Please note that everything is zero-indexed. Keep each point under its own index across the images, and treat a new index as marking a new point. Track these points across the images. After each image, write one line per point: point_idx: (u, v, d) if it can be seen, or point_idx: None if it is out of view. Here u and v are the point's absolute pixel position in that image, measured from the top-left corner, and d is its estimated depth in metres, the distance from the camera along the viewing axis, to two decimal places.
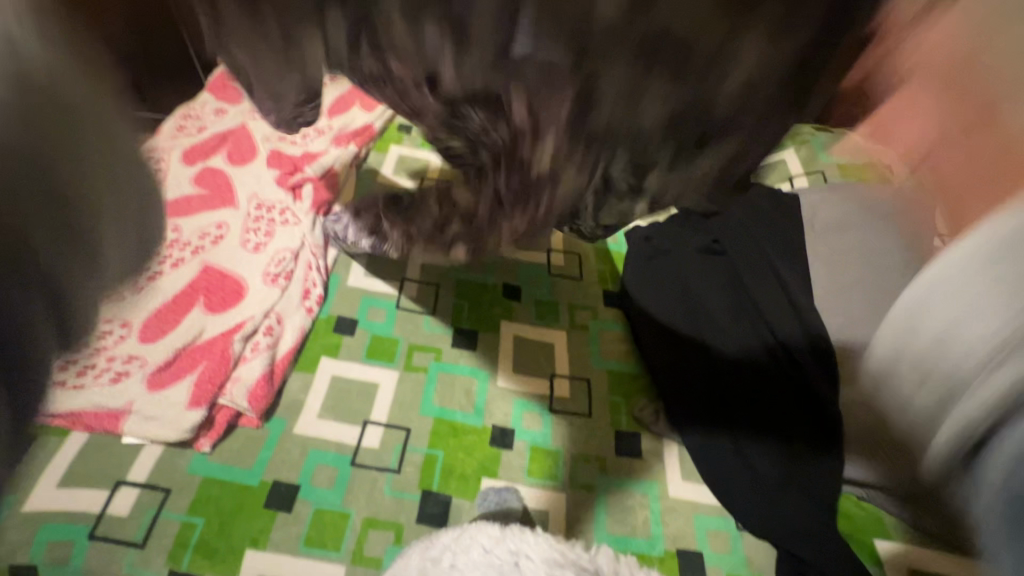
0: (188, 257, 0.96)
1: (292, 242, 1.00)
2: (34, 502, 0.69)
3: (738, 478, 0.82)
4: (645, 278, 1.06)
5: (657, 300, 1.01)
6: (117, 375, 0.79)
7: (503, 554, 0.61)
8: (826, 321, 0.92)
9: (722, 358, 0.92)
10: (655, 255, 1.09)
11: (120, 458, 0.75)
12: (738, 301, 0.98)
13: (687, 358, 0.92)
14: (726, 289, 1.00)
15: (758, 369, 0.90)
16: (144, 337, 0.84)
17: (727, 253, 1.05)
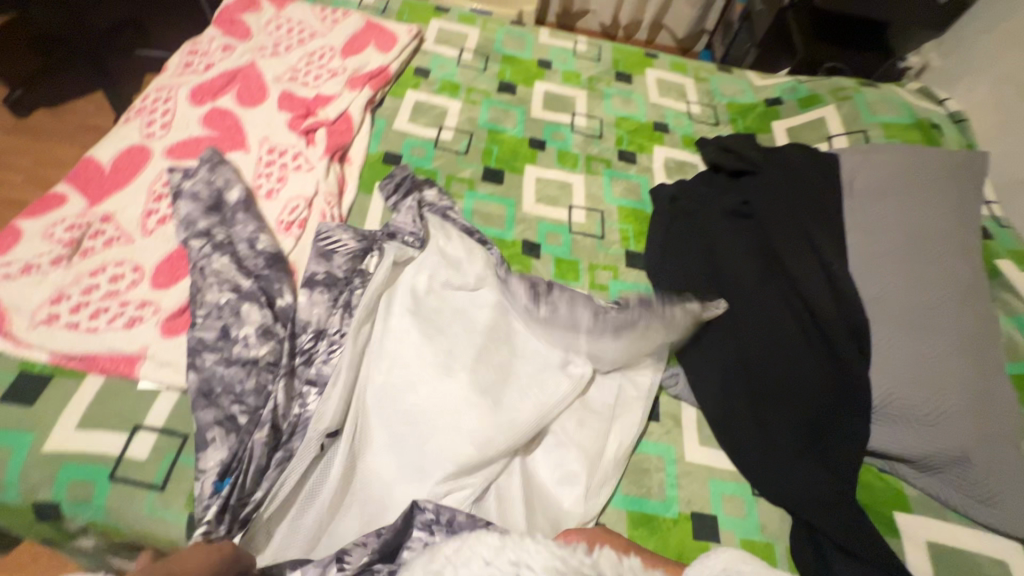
0: None
1: (305, 189, 0.97)
2: (55, 443, 0.70)
3: (763, 450, 0.79)
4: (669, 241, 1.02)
5: (681, 262, 0.98)
6: (132, 320, 0.79)
7: (504, 564, 0.54)
8: (858, 289, 0.88)
9: (749, 322, 0.88)
10: (679, 216, 1.05)
11: (137, 402, 0.74)
12: (767, 265, 0.95)
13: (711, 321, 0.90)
14: (755, 252, 0.96)
15: (788, 334, 0.86)
16: (158, 282, 0.83)
17: (755, 216, 1.01)
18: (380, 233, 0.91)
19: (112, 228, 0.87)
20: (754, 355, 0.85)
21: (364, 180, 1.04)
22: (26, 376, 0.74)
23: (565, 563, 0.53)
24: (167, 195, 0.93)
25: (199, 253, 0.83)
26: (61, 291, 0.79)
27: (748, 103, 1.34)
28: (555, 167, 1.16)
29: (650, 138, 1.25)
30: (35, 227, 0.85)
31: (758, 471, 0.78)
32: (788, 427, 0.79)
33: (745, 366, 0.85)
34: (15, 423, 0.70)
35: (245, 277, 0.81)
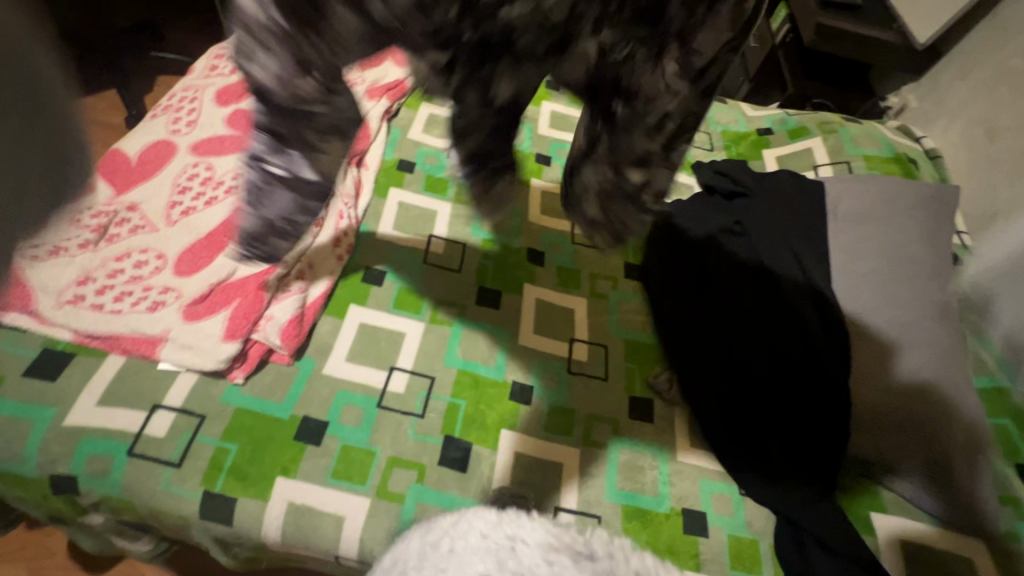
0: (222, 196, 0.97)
1: None
2: (75, 417, 0.72)
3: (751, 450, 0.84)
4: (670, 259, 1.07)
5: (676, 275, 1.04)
6: (154, 304, 0.82)
7: (499, 537, 0.56)
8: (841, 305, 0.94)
9: (740, 332, 0.94)
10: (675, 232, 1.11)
11: (157, 383, 0.77)
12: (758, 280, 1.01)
13: (702, 332, 0.96)
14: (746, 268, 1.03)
15: (777, 345, 0.92)
16: (180, 270, 0.87)
17: (748, 234, 1.07)
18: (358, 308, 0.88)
19: (137, 217, 0.91)
20: (747, 367, 0.91)
21: (379, 185, 1.09)
22: (49, 353, 0.76)
23: (557, 539, 0.55)
24: (191, 189, 0.97)
25: None
26: (87, 273, 0.82)
27: (740, 132, 1.43)
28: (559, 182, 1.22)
29: None
30: None
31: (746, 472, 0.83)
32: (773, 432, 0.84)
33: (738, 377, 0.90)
34: (37, 397, 0.73)
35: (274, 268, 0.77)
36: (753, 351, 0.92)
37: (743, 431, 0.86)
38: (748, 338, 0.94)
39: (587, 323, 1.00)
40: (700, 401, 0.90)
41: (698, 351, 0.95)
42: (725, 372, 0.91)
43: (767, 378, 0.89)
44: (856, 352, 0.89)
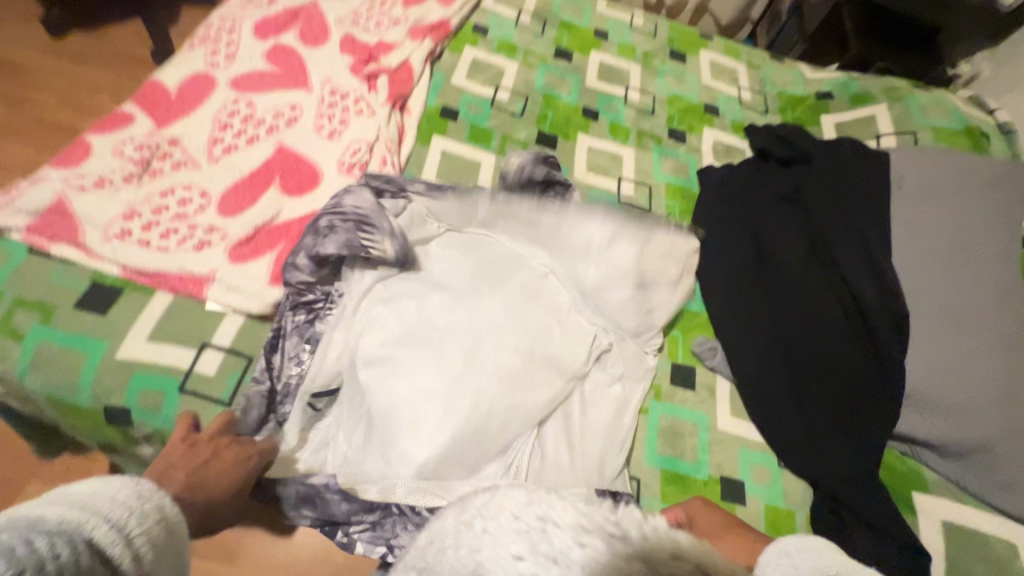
0: (263, 135, 0.94)
1: (368, 135, 0.98)
2: (127, 351, 0.72)
3: (798, 426, 0.83)
4: (721, 227, 1.03)
5: (727, 241, 1.02)
6: (201, 244, 0.80)
7: (529, 518, 0.42)
8: (902, 282, 0.91)
9: (791, 303, 0.93)
10: (728, 196, 1.08)
11: (204, 323, 0.77)
12: (812, 252, 0.98)
13: (752, 300, 0.95)
14: (801, 238, 1.00)
15: (830, 318, 0.90)
16: (224, 210, 0.85)
17: (806, 203, 1.04)
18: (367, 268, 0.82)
19: (179, 152, 0.88)
20: (796, 344, 0.89)
21: (422, 131, 1.05)
22: (98, 286, 0.76)
23: (588, 519, 0.41)
24: (231, 126, 0.93)
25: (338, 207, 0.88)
26: (133, 207, 0.80)
27: (798, 95, 1.34)
28: (606, 138, 1.17)
29: (700, 120, 1.26)
30: (104, 143, 0.86)
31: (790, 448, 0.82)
32: (821, 409, 0.83)
33: (788, 353, 0.89)
34: (88, 329, 0.73)
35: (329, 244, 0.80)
36: (805, 327, 0.90)
37: (789, 406, 0.85)
38: (799, 314, 0.91)
39: None
40: (746, 370, 0.89)
41: (746, 324, 0.92)
42: (774, 347, 0.90)
43: (815, 354, 0.87)
44: (915, 331, 0.86)
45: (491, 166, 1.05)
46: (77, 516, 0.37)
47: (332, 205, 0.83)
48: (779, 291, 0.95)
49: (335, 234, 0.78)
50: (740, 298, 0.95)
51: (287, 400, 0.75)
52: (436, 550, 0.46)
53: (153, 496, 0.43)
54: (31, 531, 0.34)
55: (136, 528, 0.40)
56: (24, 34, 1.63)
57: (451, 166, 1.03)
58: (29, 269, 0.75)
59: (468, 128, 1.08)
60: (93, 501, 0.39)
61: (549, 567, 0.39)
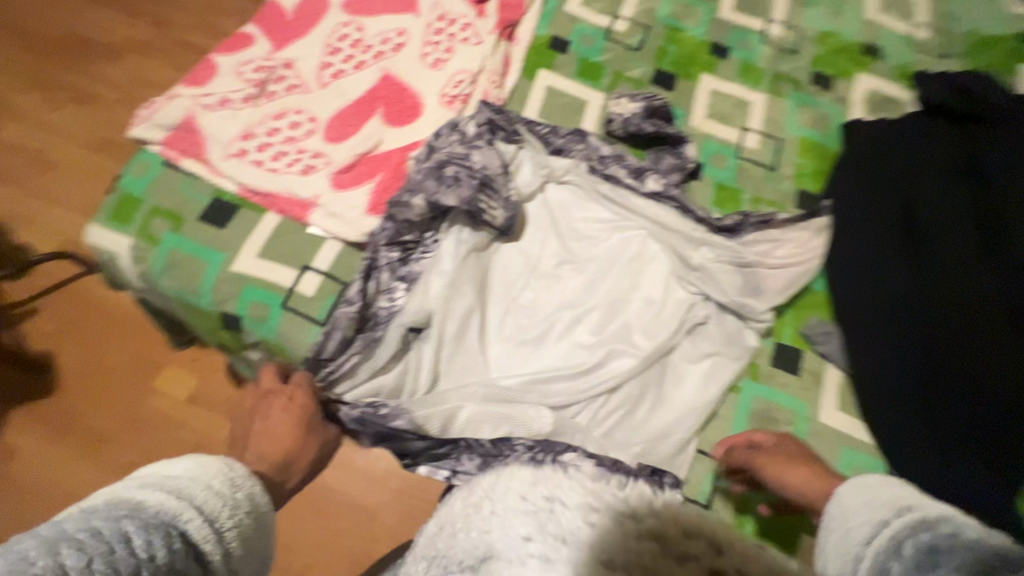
0: (370, 61, 0.93)
1: (472, 65, 0.93)
2: (240, 264, 0.78)
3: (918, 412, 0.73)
4: (859, 187, 0.89)
5: (871, 209, 0.87)
6: (307, 168, 0.83)
7: (535, 497, 0.39)
8: None
9: (943, 290, 0.78)
10: (882, 155, 0.91)
11: (307, 245, 0.80)
12: (982, 236, 0.82)
13: (891, 279, 0.81)
14: (971, 218, 0.83)
15: (990, 317, 0.75)
16: (329, 136, 0.86)
17: (984, 178, 0.86)
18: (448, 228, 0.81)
19: (292, 75, 0.90)
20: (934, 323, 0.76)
21: (528, 64, 0.98)
22: (218, 201, 0.82)
23: (596, 497, 0.37)
24: (341, 50, 0.93)
25: (444, 140, 0.83)
26: (249, 128, 0.84)
27: (995, 36, 1.07)
28: (734, 81, 1.02)
29: (856, 63, 1.06)
30: (228, 63, 0.89)
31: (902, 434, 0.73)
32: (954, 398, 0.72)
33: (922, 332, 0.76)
34: (209, 240, 0.80)
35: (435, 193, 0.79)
36: (948, 306, 0.77)
37: (912, 389, 0.74)
38: (944, 290, 0.78)
39: None
40: (867, 357, 0.78)
41: (872, 296, 0.81)
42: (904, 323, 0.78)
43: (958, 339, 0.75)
44: None
45: (598, 106, 0.97)
46: (174, 505, 0.40)
47: (457, 154, 0.81)
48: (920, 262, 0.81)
49: (459, 187, 0.78)
50: (875, 276, 0.82)
51: (379, 326, 0.76)
52: (450, 536, 0.47)
53: (243, 481, 0.46)
54: (133, 512, 0.38)
55: (227, 502, 0.43)
56: None
57: (555, 104, 0.96)
58: (164, 180, 0.83)
59: (578, 63, 1.00)
60: (190, 479, 0.43)
61: (557, 547, 0.35)
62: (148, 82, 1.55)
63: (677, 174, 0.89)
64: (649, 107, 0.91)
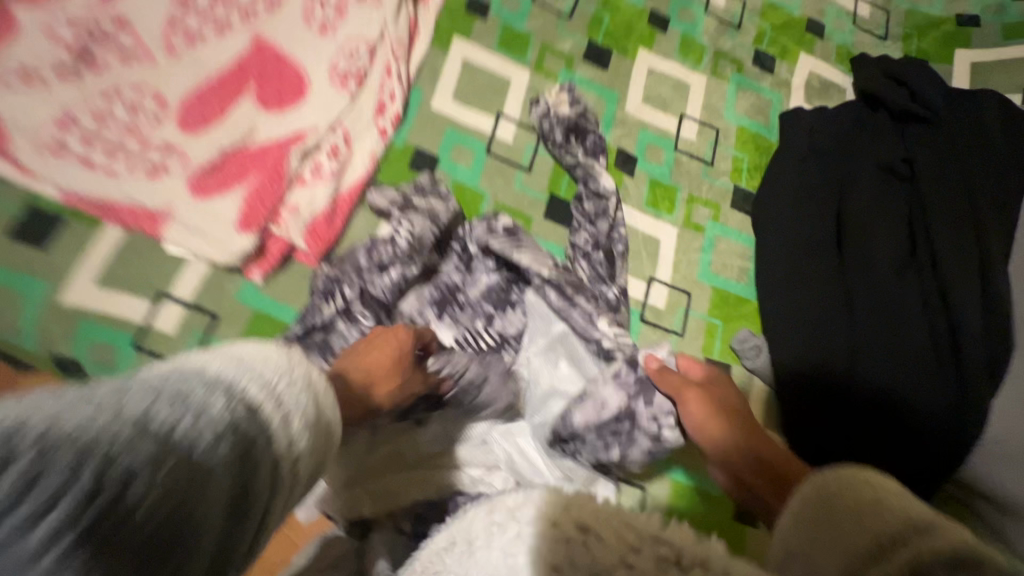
0: (235, 22, 0.74)
1: (369, 31, 0.76)
2: (72, 296, 0.62)
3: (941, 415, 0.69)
4: (785, 151, 0.88)
5: (773, 239, 0.83)
6: (154, 167, 0.66)
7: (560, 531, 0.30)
8: (906, 283, 0.76)
9: (817, 300, 0.77)
10: (800, 159, 0.87)
11: (163, 267, 0.65)
12: (833, 228, 0.82)
13: (797, 308, 0.78)
14: (823, 213, 0.82)
15: (857, 316, 0.76)
16: (184, 123, 0.68)
17: (819, 161, 0.86)
18: (384, 247, 0.66)
19: (128, 38, 0.70)
20: (846, 327, 0.76)
21: (440, 31, 0.82)
22: (36, 211, 0.63)
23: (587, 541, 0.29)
24: (196, 4, 0.73)
25: (394, 207, 0.69)
26: (69, 113, 0.65)
27: (934, 15, 1.03)
28: (674, 58, 0.92)
29: (797, 41, 0.98)
30: (34, 18, 0.68)
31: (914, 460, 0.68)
32: (988, 383, 0.68)
33: (936, 320, 0.73)
34: (25, 264, 0.62)
35: (389, 241, 0.66)
36: (822, 300, 0.77)
37: (817, 362, 0.75)
38: (850, 299, 0.77)
39: (672, 259, 0.82)
40: (800, 393, 0.75)
41: (781, 284, 0.80)
42: (829, 335, 0.76)
43: (867, 340, 0.74)
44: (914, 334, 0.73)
45: (523, 85, 0.83)
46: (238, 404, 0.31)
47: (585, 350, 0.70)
48: (821, 267, 0.79)
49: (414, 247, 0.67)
50: (789, 306, 0.79)
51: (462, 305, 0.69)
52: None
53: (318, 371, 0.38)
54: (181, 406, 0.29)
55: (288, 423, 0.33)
56: None
57: (473, 82, 0.81)
58: None
59: (500, 31, 0.85)
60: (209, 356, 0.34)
61: None
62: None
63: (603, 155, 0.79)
64: (574, 119, 0.79)
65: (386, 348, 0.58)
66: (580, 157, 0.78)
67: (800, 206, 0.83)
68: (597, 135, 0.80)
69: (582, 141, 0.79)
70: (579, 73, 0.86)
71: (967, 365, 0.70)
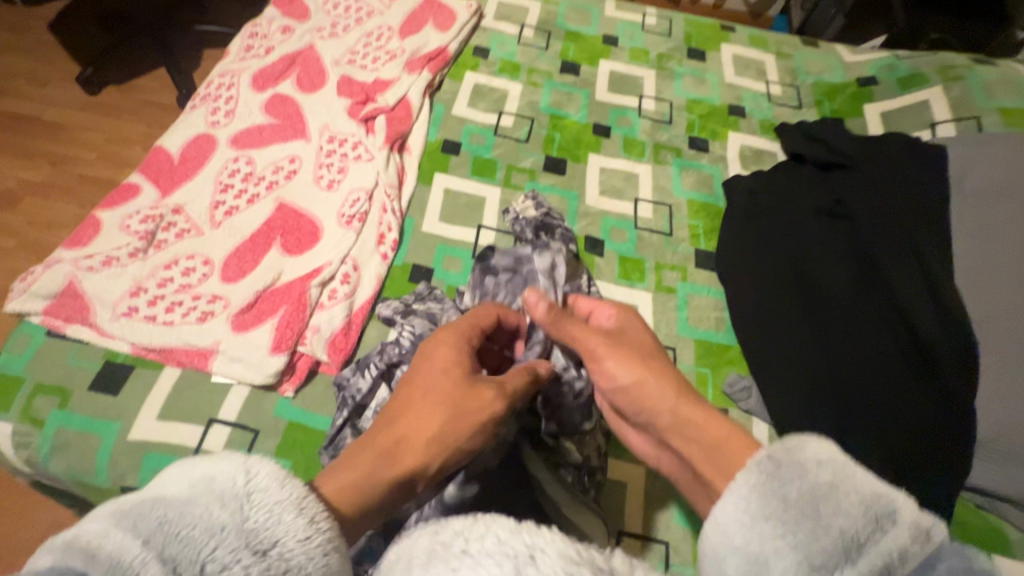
0: (263, 193, 0.94)
1: (366, 182, 0.96)
2: (138, 432, 0.73)
3: (931, 421, 0.73)
4: (734, 212, 1.00)
5: (741, 286, 0.92)
6: (203, 314, 0.81)
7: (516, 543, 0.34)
8: (868, 304, 0.85)
9: (794, 334, 0.85)
10: (751, 215, 0.99)
11: (212, 396, 0.77)
12: (792, 268, 0.91)
13: (777, 343, 0.85)
14: (779, 258, 0.93)
15: (834, 341, 0.83)
16: (226, 276, 0.85)
17: (765, 215, 0.98)
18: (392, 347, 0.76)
19: (182, 220, 0.90)
20: (827, 352, 0.82)
21: (423, 170, 1.01)
22: (111, 365, 0.77)
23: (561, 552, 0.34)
24: (232, 187, 0.94)
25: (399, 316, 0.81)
26: (138, 283, 0.83)
27: (836, 83, 1.21)
28: (620, 156, 1.09)
29: (723, 123, 1.16)
30: (113, 218, 0.89)
31: (918, 467, 0.71)
32: (960, 384, 0.75)
33: (902, 335, 0.81)
34: (101, 410, 0.74)
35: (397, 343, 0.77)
36: (798, 332, 0.85)
37: (810, 389, 0.79)
38: (823, 327, 0.84)
39: (652, 320, 0.91)
40: (803, 421, 0.77)
41: (758, 324, 0.88)
42: (813, 362, 0.81)
43: (848, 361, 0.80)
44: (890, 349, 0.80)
45: (496, 200, 1.00)
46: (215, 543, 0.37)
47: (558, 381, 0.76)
48: (789, 304, 0.88)
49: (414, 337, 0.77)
50: (770, 343, 0.85)
51: None
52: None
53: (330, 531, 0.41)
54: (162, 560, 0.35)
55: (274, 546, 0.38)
56: (58, 92, 1.69)
57: (454, 204, 0.98)
58: (46, 353, 0.77)
59: (471, 162, 1.04)
60: (207, 496, 0.39)
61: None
62: (47, 222, 1.46)
63: (572, 243, 0.93)
64: (541, 220, 0.93)
65: (447, 365, 0.61)
66: None
67: (757, 256, 0.94)
68: (564, 228, 0.94)
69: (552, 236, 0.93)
70: (542, 182, 1.03)
71: (941, 371, 0.76)
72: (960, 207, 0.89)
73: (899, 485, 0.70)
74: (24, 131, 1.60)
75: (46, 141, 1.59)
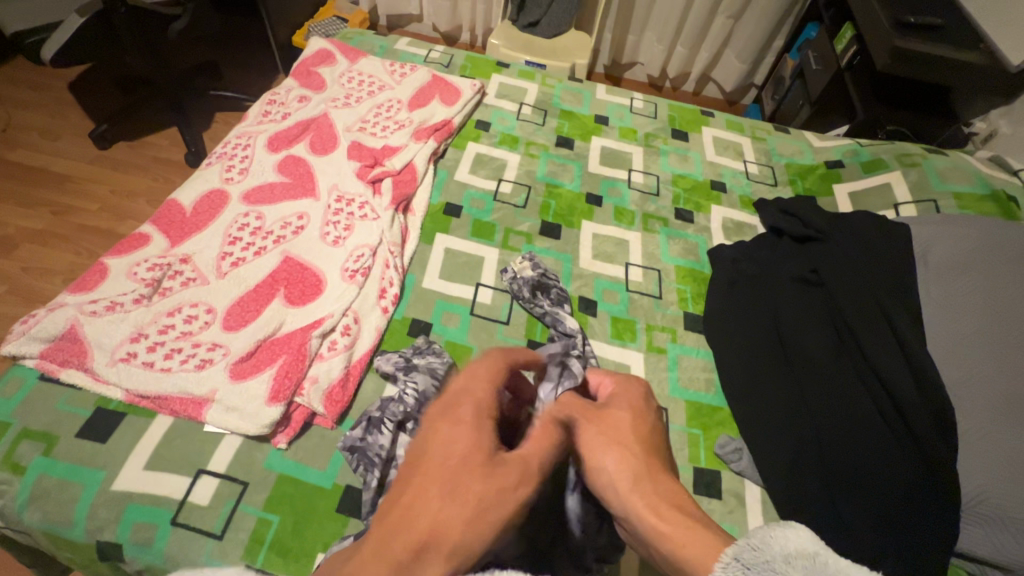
0: (270, 246, 0.97)
1: (371, 238, 1.00)
2: (122, 481, 0.71)
3: (915, 492, 0.74)
4: (718, 279, 1.06)
5: (726, 348, 0.96)
6: (202, 362, 0.81)
7: None
8: (848, 368, 0.89)
9: (777, 395, 0.88)
10: (734, 282, 1.05)
11: (203, 446, 0.75)
12: (772, 333, 0.97)
13: (761, 404, 0.88)
14: (760, 322, 0.98)
15: (817, 404, 0.86)
16: (227, 325, 0.86)
17: (746, 283, 1.04)
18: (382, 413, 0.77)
19: (189, 269, 0.92)
20: (811, 414, 0.85)
21: (426, 230, 1.07)
22: (102, 412, 0.76)
23: None
24: (241, 239, 0.98)
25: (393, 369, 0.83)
26: (139, 330, 0.83)
27: (807, 165, 1.33)
28: (611, 224, 1.16)
29: (706, 197, 1.25)
30: (120, 265, 0.91)
31: (904, 529, 0.73)
32: (944, 455, 0.76)
33: (884, 407, 0.83)
34: (86, 457, 0.72)
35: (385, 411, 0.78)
36: (780, 393, 0.89)
37: (795, 449, 0.82)
38: (805, 390, 0.88)
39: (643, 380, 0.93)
40: (790, 481, 0.80)
41: (743, 386, 0.91)
42: (797, 423, 0.84)
43: (832, 424, 0.83)
44: (871, 412, 0.83)
45: (494, 260, 1.05)
46: None
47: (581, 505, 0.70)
48: (771, 367, 0.92)
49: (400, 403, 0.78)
50: (754, 404, 0.88)
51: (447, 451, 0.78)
52: None
53: None
54: None
55: None
56: (71, 146, 1.75)
57: (454, 262, 1.03)
58: (37, 398, 0.76)
59: (471, 224, 1.09)
60: None
61: None
62: (43, 268, 1.47)
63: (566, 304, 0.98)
64: (538, 280, 0.98)
65: (471, 448, 0.51)
66: (547, 308, 0.95)
67: (739, 320, 0.99)
68: (559, 289, 0.99)
69: (547, 295, 0.98)
70: (538, 245, 1.09)
71: (925, 442, 0.77)
72: (927, 284, 0.96)
73: (890, 547, 0.71)
74: (31, 180, 1.65)
75: (51, 192, 1.63)
